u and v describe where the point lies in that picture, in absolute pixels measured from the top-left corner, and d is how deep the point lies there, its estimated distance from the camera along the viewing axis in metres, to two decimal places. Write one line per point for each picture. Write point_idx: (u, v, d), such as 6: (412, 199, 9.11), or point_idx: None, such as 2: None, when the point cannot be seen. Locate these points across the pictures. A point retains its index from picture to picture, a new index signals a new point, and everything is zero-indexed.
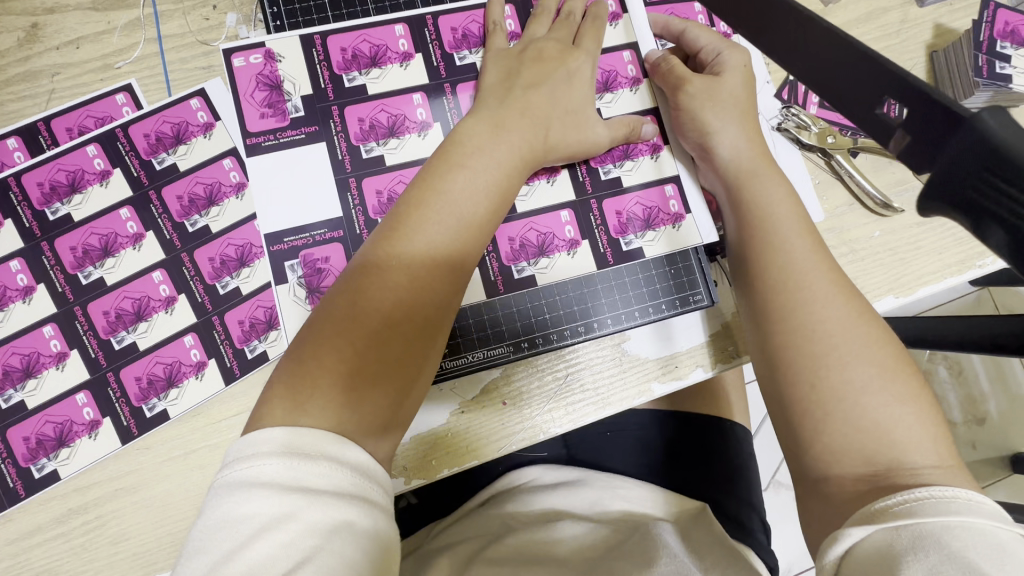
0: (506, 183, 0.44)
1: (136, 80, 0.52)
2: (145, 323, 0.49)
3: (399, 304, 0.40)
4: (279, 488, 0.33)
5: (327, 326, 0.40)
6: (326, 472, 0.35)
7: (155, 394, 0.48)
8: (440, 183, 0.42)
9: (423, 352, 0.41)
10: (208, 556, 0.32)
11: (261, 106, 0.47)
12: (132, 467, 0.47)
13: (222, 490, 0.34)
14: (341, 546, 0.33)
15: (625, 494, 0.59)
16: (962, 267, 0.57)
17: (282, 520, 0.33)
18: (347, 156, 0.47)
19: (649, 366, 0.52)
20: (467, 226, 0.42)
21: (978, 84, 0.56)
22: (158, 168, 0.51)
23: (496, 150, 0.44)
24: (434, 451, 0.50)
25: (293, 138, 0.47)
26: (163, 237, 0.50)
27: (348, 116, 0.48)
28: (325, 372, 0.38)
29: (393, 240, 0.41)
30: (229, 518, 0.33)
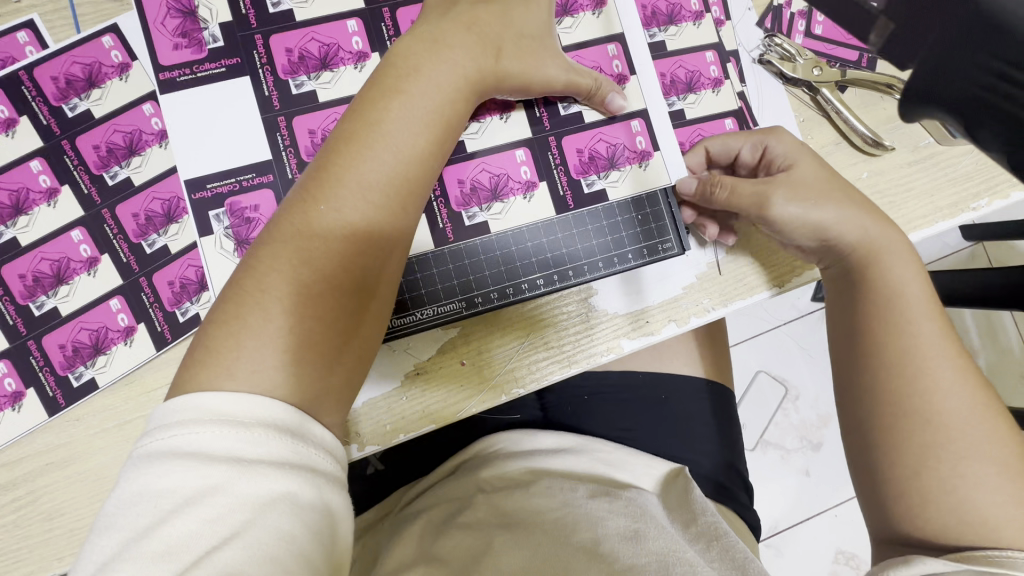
0: (452, 110, 0.39)
1: (38, 15, 0.46)
2: (67, 286, 0.45)
3: (335, 260, 0.35)
4: (206, 459, 0.29)
5: (249, 284, 0.34)
6: (264, 442, 0.30)
7: (82, 362, 0.44)
8: (376, 115, 0.37)
9: (366, 307, 0.36)
10: (119, 534, 0.27)
11: (174, 38, 0.42)
12: (62, 440, 0.44)
13: (139, 463, 0.29)
14: (277, 520, 0.29)
15: (608, 460, 0.55)
16: (954, 210, 0.53)
17: (208, 492, 0.28)
18: (274, 92, 0.42)
19: (618, 321, 0.49)
20: (409, 160, 0.37)
21: None
22: (70, 115, 0.46)
23: (437, 72, 0.38)
24: (388, 414, 0.47)
25: (212, 73, 0.42)
26: (80, 192, 0.45)
27: (274, 47, 0.43)
28: (247, 334, 0.33)
29: (326, 185, 0.35)
30: (145, 494, 0.28)
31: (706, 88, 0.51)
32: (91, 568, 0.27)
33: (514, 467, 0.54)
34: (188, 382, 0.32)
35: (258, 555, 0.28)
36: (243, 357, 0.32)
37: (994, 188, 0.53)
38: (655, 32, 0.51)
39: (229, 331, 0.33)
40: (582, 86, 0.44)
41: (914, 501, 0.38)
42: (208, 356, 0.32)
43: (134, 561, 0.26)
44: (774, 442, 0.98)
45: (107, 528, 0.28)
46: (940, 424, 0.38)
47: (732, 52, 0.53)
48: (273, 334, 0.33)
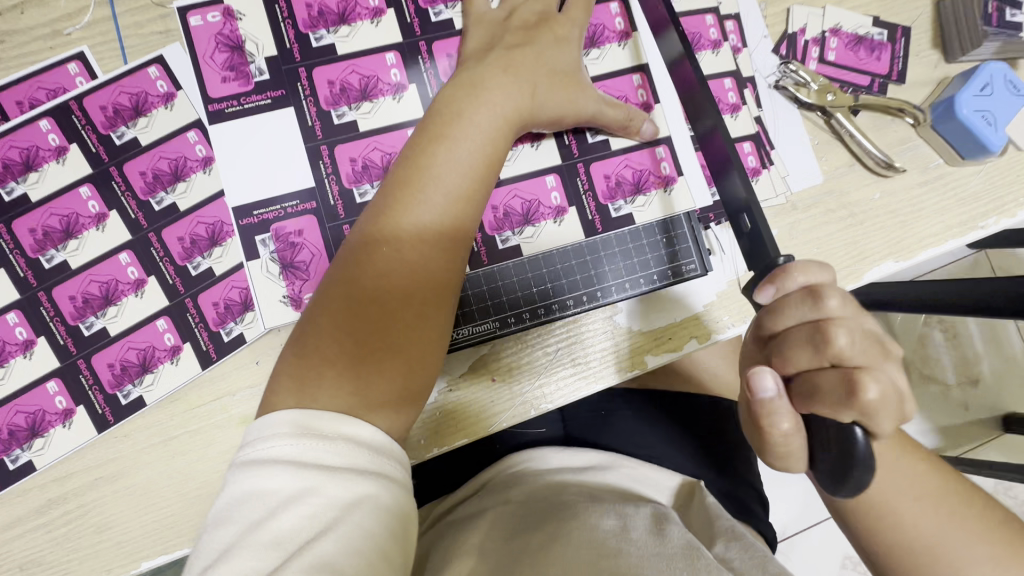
0: (492, 149, 0.41)
1: (88, 47, 0.48)
2: (115, 308, 0.47)
3: (397, 297, 0.38)
4: (301, 465, 0.32)
5: (321, 321, 0.38)
6: (348, 452, 0.34)
7: (129, 380, 0.46)
8: (426, 160, 0.39)
9: (423, 343, 0.39)
10: (233, 527, 0.32)
11: (223, 72, 0.44)
12: (111, 455, 0.46)
13: (241, 468, 0.33)
14: (361, 519, 0.32)
15: (636, 475, 0.57)
16: (963, 229, 0.55)
17: (303, 494, 0.32)
18: (317, 122, 0.44)
19: (643, 338, 0.50)
20: (458, 203, 0.40)
21: (987, 33, 0.54)
22: (118, 143, 0.48)
23: (478, 115, 0.41)
24: (423, 430, 0.49)
25: (258, 104, 0.44)
26: (128, 217, 0.47)
27: (317, 79, 0.45)
28: (324, 366, 0.36)
29: (385, 228, 0.38)
30: (250, 493, 0.32)
31: (726, 113, 0.53)
32: (211, 555, 0.31)
33: (544, 480, 0.55)
34: (276, 398, 0.36)
35: (349, 549, 0.31)
36: (321, 385, 0.36)
37: (1000, 208, 0.56)
38: None
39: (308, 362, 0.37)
40: (615, 119, 0.47)
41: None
42: (289, 380, 0.37)
43: (248, 549, 0.31)
44: None
45: (222, 521, 0.32)
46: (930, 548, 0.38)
47: (749, 78, 0.55)
48: (346, 367, 0.36)
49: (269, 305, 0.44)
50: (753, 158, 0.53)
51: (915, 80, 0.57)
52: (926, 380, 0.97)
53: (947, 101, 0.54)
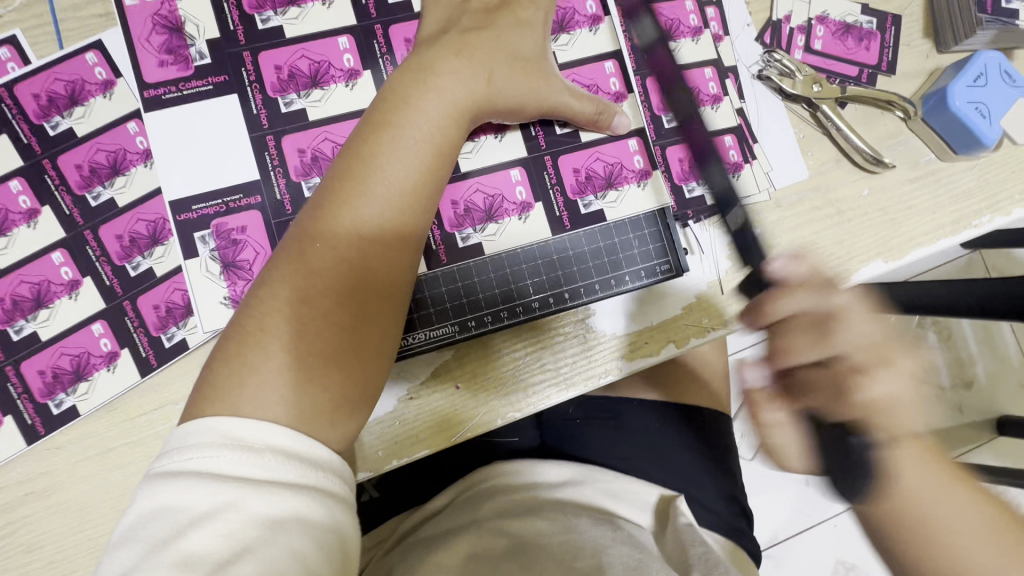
0: (442, 138, 0.38)
1: (20, 31, 0.45)
2: (47, 311, 0.43)
3: (334, 297, 0.35)
4: (222, 477, 0.30)
5: (252, 325, 0.35)
6: (275, 465, 0.31)
7: (62, 389, 0.43)
8: (369, 150, 0.37)
9: (365, 349, 0.36)
10: (141, 545, 0.29)
11: (160, 56, 0.41)
12: (41, 469, 0.43)
13: (156, 481, 0.30)
14: (287, 538, 0.29)
15: (614, 491, 0.54)
16: (957, 227, 0.52)
17: (222, 509, 0.29)
18: (262, 110, 0.41)
19: (616, 343, 0.47)
20: (404, 196, 0.37)
21: (982, 20, 0.51)
22: (52, 134, 0.44)
23: (426, 101, 0.38)
24: (381, 440, 0.45)
25: (199, 91, 0.41)
26: (62, 213, 0.44)
27: (263, 64, 0.41)
28: (251, 374, 0.33)
29: (321, 224, 0.35)
30: (167, 507, 0.29)
31: (707, 105, 0.51)
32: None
33: (515, 497, 0.52)
34: (200, 405, 0.33)
35: (270, 570, 0.28)
36: (245, 397, 0.32)
37: (995, 205, 0.53)
38: None
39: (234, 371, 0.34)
40: (583, 111, 0.44)
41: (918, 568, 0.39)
42: (212, 392, 0.33)
43: (155, 569, 0.28)
44: None
45: (130, 538, 0.29)
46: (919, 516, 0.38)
47: (732, 68, 0.52)
48: (275, 375, 0.33)
49: (208, 307, 0.40)
50: (734, 152, 0.51)
51: (906, 71, 0.54)
52: None
53: (939, 91, 0.52)
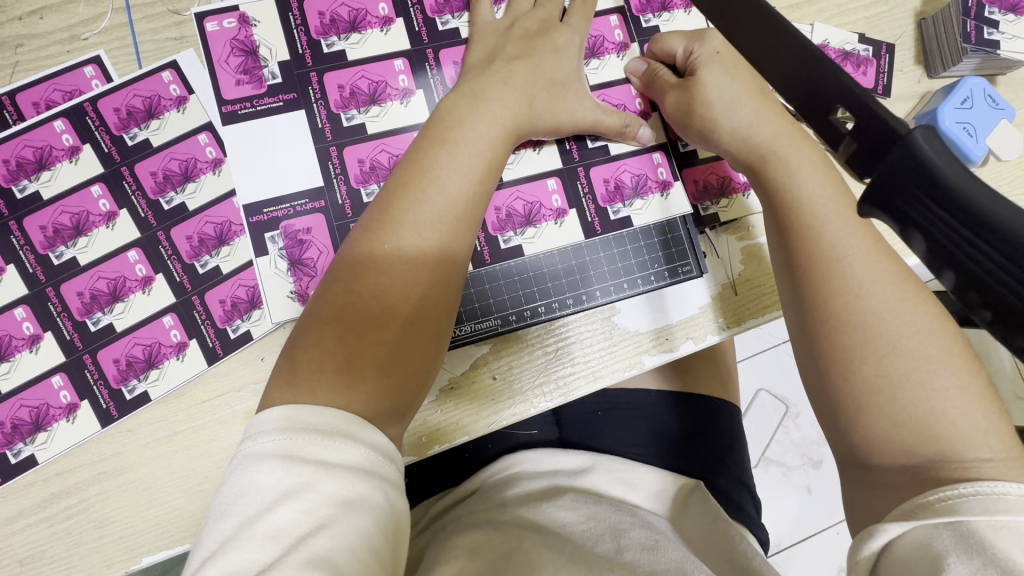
0: (491, 156, 0.43)
1: (104, 52, 0.49)
2: (122, 304, 0.47)
3: (400, 291, 0.40)
4: (301, 459, 0.33)
5: (327, 318, 0.39)
6: (346, 449, 0.34)
7: (135, 375, 0.47)
8: (429, 164, 0.42)
9: (420, 339, 0.40)
10: (233, 519, 0.32)
11: (237, 76, 0.46)
12: (113, 450, 0.46)
13: (243, 463, 0.34)
14: (356, 518, 0.32)
15: (626, 479, 0.58)
16: None
17: (301, 489, 0.32)
18: (327, 124, 0.46)
19: (640, 338, 0.52)
20: (457, 206, 0.42)
21: (966, 50, 0.56)
22: (130, 144, 0.49)
23: (479, 123, 0.43)
24: (423, 426, 0.49)
25: (271, 106, 0.46)
26: (138, 216, 0.48)
27: (328, 83, 0.46)
28: (328, 361, 0.38)
29: (388, 227, 0.41)
30: (251, 486, 0.32)
31: None
32: (211, 546, 0.31)
33: (539, 482, 0.57)
34: (281, 394, 0.37)
35: (344, 545, 0.31)
36: (327, 381, 0.37)
37: None
38: None
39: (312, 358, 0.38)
40: (612, 126, 0.49)
41: (858, 428, 0.37)
42: (292, 377, 0.38)
43: (246, 542, 0.31)
44: (776, 459, 1.00)
45: (221, 515, 0.32)
46: (863, 324, 0.38)
47: None
48: (351, 358, 0.38)
49: (277, 300, 0.45)
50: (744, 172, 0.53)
51: (899, 94, 0.60)
52: None
53: (930, 115, 0.57)
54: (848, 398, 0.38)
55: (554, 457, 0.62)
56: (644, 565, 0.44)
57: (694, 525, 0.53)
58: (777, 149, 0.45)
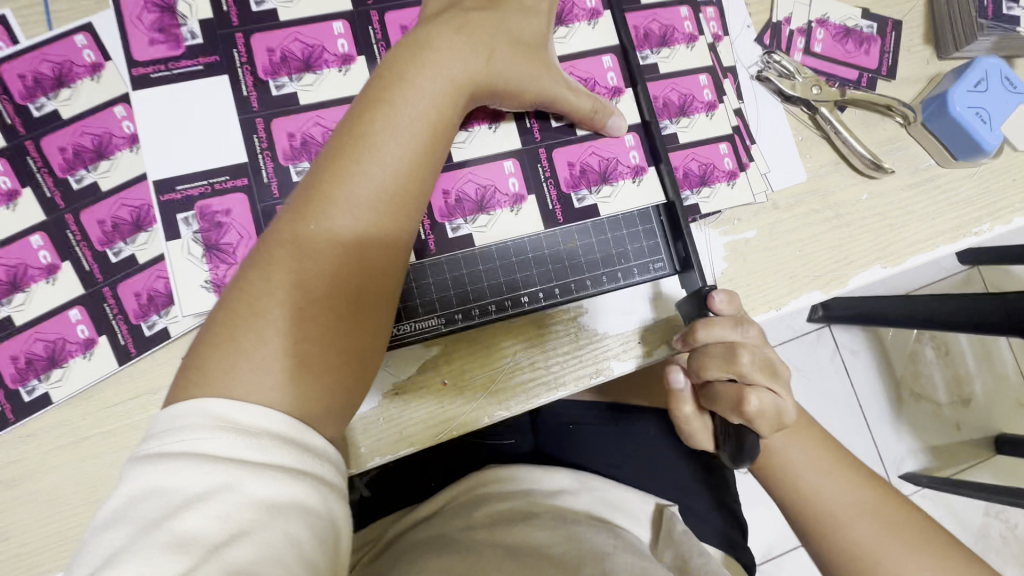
0: (437, 119, 0.38)
1: (9, 10, 0.44)
2: (22, 295, 0.42)
3: (334, 275, 0.34)
4: (217, 458, 0.29)
5: (241, 309, 0.33)
6: (273, 448, 0.30)
7: (35, 375, 0.42)
8: (364, 127, 0.36)
9: (359, 331, 0.35)
10: (130, 526, 0.27)
11: (151, 38, 0.40)
12: (9, 457, 0.41)
13: (143, 462, 0.29)
14: (284, 525, 0.29)
15: (609, 500, 0.52)
16: (956, 234, 0.52)
17: (217, 492, 0.28)
18: (253, 93, 0.41)
19: (608, 343, 0.46)
20: (397, 178, 0.36)
21: (983, 26, 0.51)
22: (36, 115, 0.43)
23: (421, 80, 0.37)
24: (365, 436, 0.44)
25: (189, 71, 0.40)
26: (42, 196, 0.43)
27: (256, 47, 0.41)
28: (242, 360, 0.32)
29: (319, 203, 0.35)
30: (158, 487, 0.28)
31: (700, 112, 0.49)
32: (101, 557, 0.27)
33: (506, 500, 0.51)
34: (185, 387, 0.32)
35: (269, 554, 0.28)
36: (237, 379, 0.31)
37: (995, 213, 0.53)
38: (647, 55, 0.49)
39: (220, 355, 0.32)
40: (579, 107, 0.43)
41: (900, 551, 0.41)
42: (199, 376, 0.32)
43: (144, 553, 0.26)
44: None
45: (114, 521, 0.28)
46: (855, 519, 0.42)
47: (731, 68, 0.52)
48: (273, 355, 0.32)
49: (188, 291, 0.39)
50: (730, 160, 0.49)
51: (906, 76, 0.54)
52: (918, 399, 0.94)
53: (938, 98, 0.51)
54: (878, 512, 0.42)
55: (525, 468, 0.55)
56: None
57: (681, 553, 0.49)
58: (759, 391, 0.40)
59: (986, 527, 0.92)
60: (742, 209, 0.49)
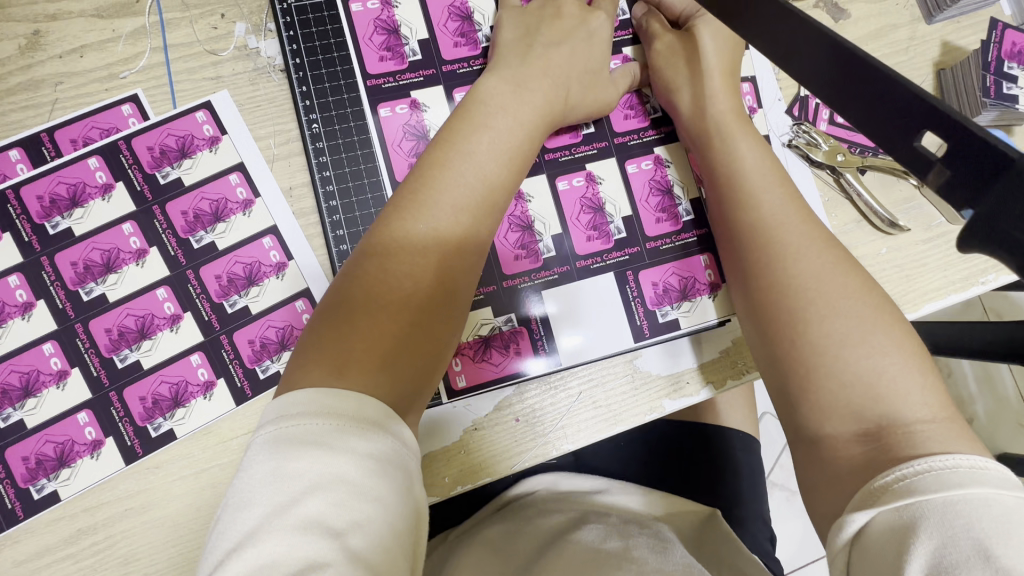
0: (524, 144, 0.45)
1: (141, 90, 0.50)
2: (149, 341, 0.48)
3: (434, 262, 0.41)
4: (326, 451, 0.33)
5: (356, 293, 0.39)
6: (371, 439, 0.35)
7: (160, 414, 0.47)
8: (466, 145, 0.43)
9: (449, 327, 0.42)
10: (258, 508, 0.32)
11: (406, 130, 0.51)
12: (138, 486, 0.46)
13: (266, 446, 0.34)
14: (389, 515, 0.34)
15: (646, 499, 0.60)
16: (965, 284, 0.59)
17: (330, 481, 0.33)
18: (401, 143, 0.51)
19: (658, 383, 0.52)
20: (489, 193, 0.43)
21: (986, 104, 0.57)
22: (162, 183, 0.49)
23: (511, 111, 0.45)
24: (446, 467, 0.50)
25: (346, 136, 0.51)
26: (167, 253, 0.49)
27: (391, 112, 0.51)
28: (357, 334, 0.38)
29: (419, 203, 0.41)
30: (280, 476, 0.33)
31: None
32: (234, 538, 0.32)
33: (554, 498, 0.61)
34: (302, 377, 0.37)
35: (377, 540, 0.33)
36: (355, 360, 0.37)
37: (999, 265, 0.59)
38: None
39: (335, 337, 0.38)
40: None
41: (807, 400, 0.39)
42: (321, 355, 0.38)
43: (276, 534, 0.31)
44: (781, 482, 1.00)
45: (245, 504, 0.33)
46: (796, 286, 0.41)
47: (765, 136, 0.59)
48: (387, 328, 0.39)
49: None
50: None
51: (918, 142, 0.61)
52: None
53: None
54: (795, 363, 0.40)
55: (569, 477, 0.64)
56: (653, 563, 0.47)
57: (717, 544, 0.56)
58: (733, 135, 0.48)
59: None
60: None
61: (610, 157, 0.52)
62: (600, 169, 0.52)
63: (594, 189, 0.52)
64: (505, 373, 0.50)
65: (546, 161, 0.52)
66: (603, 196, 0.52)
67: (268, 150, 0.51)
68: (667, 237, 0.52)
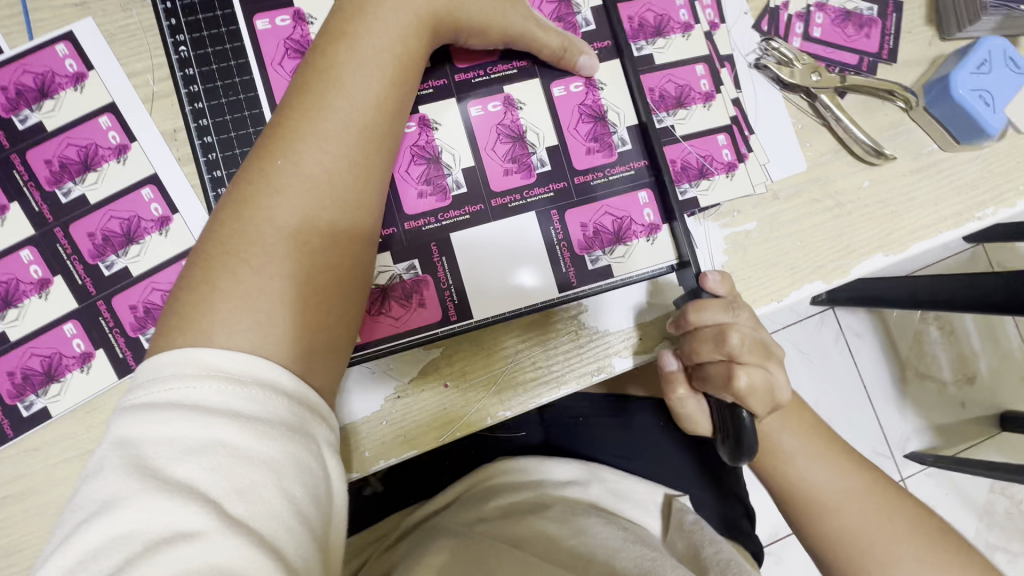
0: (405, 53, 0.38)
1: None
2: (16, 310, 0.42)
3: (312, 199, 0.35)
4: (203, 411, 0.29)
5: (224, 241, 0.34)
6: (263, 395, 0.30)
7: (33, 391, 0.42)
8: (331, 62, 0.37)
9: (346, 273, 0.36)
10: (123, 472, 0.28)
11: (287, 45, 0.44)
12: (15, 472, 0.41)
13: (134, 409, 0.30)
14: (285, 483, 0.29)
15: (619, 491, 0.54)
16: (960, 219, 0.51)
17: (207, 443, 0.28)
18: (284, 63, 0.44)
19: (610, 342, 0.46)
20: (372, 116, 0.37)
21: (988, 5, 0.50)
22: (20, 128, 0.43)
23: (386, 13, 0.38)
24: (366, 439, 0.44)
25: (218, 59, 0.43)
26: (30, 210, 0.42)
27: (271, 27, 0.44)
28: (223, 294, 0.33)
29: (289, 134, 0.36)
30: (149, 438, 0.29)
31: (697, 103, 0.50)
32: (95, 505, 0.28)
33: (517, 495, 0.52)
34: (175, 335, 0.32)
35: (267, 512, 0.29)
36: (225, 313, 0.32)
37: (999, 196, 0.52)
38: (642, 46, 0.49)
39: (207, 289, 0.33)
40: (550, 46, 0.43)
41: None
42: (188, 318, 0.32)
43: (140, 500, 0.27)
44: None
45: (104, 468, 0.29)
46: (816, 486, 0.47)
47: (727, 57, 0.51)
48: (263, 277, 0.34)
49: None
50: (728, 152, 0.50)
51: (907, 58, 0.53)
52: (923, 379, 0.98)
53: (942, 81, 0.50)
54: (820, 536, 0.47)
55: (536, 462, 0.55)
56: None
57: (689, 545, 0.49)
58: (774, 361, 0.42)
59: (990, 503, 0.98)
60: (745, 198, 0.50)
61: (533, 77, 0.45)
62: (520, 93, 0.45)
63: (514, 116, 0.45)
64: (409, 328, 0.43)
65: (457, 83, 0.44)
66: (524, 123, 0.45)
67: (145, 87, 0.44)
68: (600, 170, 0.46)
